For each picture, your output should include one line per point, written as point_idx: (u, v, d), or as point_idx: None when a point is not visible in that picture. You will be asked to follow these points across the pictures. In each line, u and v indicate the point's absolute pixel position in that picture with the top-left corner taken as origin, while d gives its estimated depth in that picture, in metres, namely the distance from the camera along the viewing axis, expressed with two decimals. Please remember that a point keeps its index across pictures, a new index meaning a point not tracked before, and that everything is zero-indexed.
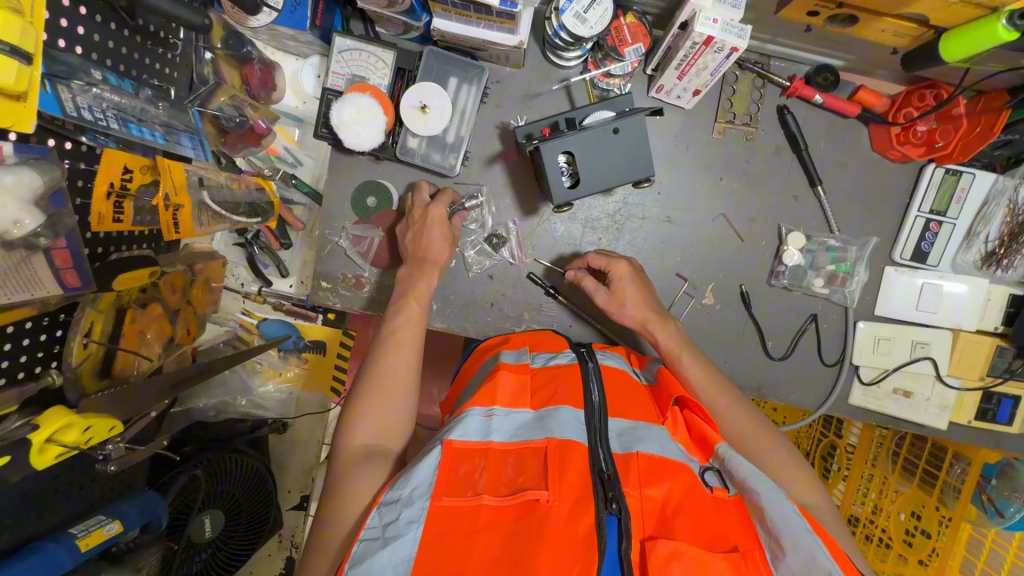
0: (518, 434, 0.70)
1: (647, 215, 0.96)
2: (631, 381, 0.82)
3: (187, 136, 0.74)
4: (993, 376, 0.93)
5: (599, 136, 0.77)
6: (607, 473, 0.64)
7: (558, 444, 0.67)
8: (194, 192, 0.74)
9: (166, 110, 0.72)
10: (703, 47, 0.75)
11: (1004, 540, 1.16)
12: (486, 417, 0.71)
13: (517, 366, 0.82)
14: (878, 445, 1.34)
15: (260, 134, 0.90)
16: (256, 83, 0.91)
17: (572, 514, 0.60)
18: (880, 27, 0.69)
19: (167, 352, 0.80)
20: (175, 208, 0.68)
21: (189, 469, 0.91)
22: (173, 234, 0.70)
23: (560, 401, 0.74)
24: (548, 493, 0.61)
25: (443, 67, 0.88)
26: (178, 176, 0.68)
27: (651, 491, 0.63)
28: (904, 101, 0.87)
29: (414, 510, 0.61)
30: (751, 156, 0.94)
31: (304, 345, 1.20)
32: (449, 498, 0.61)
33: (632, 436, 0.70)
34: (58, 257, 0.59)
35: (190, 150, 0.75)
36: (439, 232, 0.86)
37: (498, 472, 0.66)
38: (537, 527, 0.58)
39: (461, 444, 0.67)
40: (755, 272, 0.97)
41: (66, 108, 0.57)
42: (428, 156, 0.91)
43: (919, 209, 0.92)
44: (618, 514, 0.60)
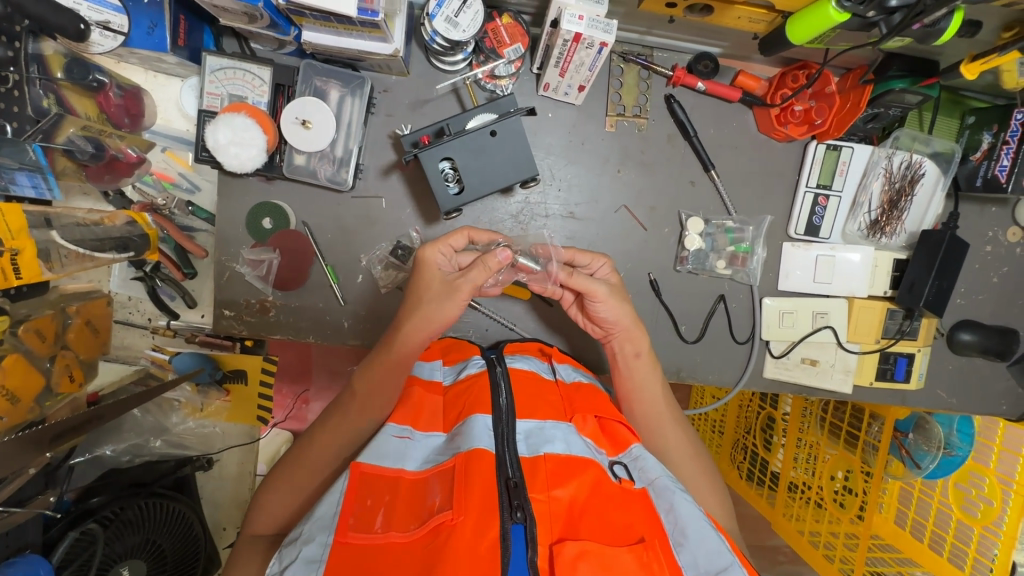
0: (429, 461, 0.71)
1: (550, 212, 0.96)
2: (542, 382, 0.83)
3: (24, 175, 0.76)
4: (887, 338, 0.96)
5: (479, 139, 0.75)
6: (514, 479, 0.65)
7: (464, 458, 0.66)
8: (43, 233, 0.69)
9: None
10: (574, 44, 0.76)
11: (930, 489, 1.25)
12: (402, 439, 0.73)
13: (430, 384, 0.85)
14: (808, 412, 1.39)
15: (132, 163, 0.93)
16: (116, 110, 0.87)
17: (476, 528, 0.59)
18: (735, 14, 0.71)
19: (44, 405, 0.74)
20: (12, 253, 0.64)
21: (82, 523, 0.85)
22: (13, 281, 0.65)
23: (467, 414, 0.74)
24: (453, 511, 0.61)
25: (324, 80, 0.85)
26: (14, 221, 0.64)
27: (558, 492, 0.64)
28: (780, 82, 0.90)
29: (313, 548, 0.61)
30: (644, 147, 0.96)
31: (222, 376, 1.16)
32: (355, 533, 0.61)
33: (539, 437, 0.71)
34: None
35: (27, 188, 0.77)
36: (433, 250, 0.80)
37: (410, 499, 0.66)
38: (441, 548, 0.57)
39: (370, 467, 0.68)
40: (662, 260, 0.98)
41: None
42: (320, 171, 0.89)
43: (807, 184, 0.96)
44: (524, 521, 0.61)
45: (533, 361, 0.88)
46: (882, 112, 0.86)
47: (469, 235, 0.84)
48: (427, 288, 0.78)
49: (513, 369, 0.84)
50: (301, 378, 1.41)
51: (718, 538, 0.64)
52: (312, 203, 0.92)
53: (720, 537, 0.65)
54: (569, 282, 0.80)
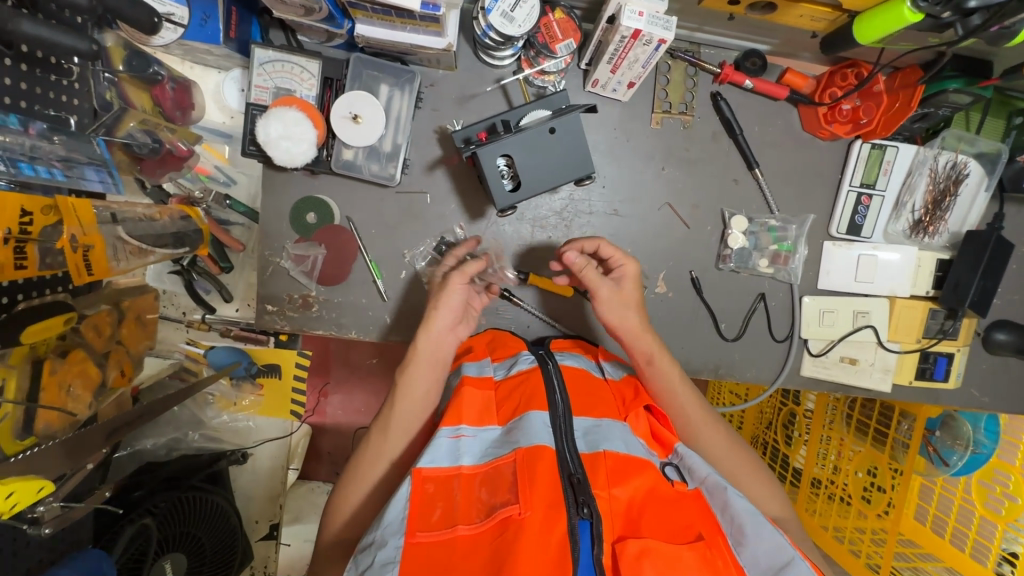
0: (487, 456, 0.70)
1: (594, 209, 0.96)
2: (594, 380, 0.83)
3: (92, 169, 0.72)
4: (928, 338, 0.97)
5: (536, 136, 0.74)
6: (577, 475, 0.65)
7: (526, 453, 0.66)
8: (108, 228, 0.69)
9: (64, 143, 0.69)
10: (631, 40, 0.76)
11: (951, 485, 1.25)
12: (455, 438, 0.71)
13: (481, 380, 0.81)
14: (833, 409, 1.40)
15: (181, 157, 0.88)
16: (169, 103, 0.85)
17: (544, 524, 0.60)
18: (798, 13, 0.70)
19: (98, 401, 0.74)
20: (85, 248, 0.63)
21: (136, 518, 0.85)
22: (85, 278, 0.65)
23: (524, 410, 0.74)
24: (519, 506, 0.61)
25: (373, 74, 0.84)
26: (85, 214, 0.63)
27: (619, 491, 0.65)
28: (829, 81, 0.90)
29: (389, 551, 0.61)
30: (689, 144, 0.95)
31: (257, 370, 1.14)
32: (423, 533, 0.62)
33: (598, 434, 0.71)
34: None
35: (95, 182, 0.73)
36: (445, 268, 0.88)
37: (471, 496, 0.66)
38: (512, 544, 0.58)
39: (431, 471, 0.67)
40: (703, 258, 0.99)
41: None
42: (366, 167, 0.88)
43: (850, 183, 0.96)
44: (590, 518, 0.61)
45: (583, 359, 0.88)
46: (932, 111, 0.86)
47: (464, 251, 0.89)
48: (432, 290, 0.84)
49: (565, 366, 0.84)
50: (320, 370, 1.41)
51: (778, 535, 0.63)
52: (356, 198, 0.92)
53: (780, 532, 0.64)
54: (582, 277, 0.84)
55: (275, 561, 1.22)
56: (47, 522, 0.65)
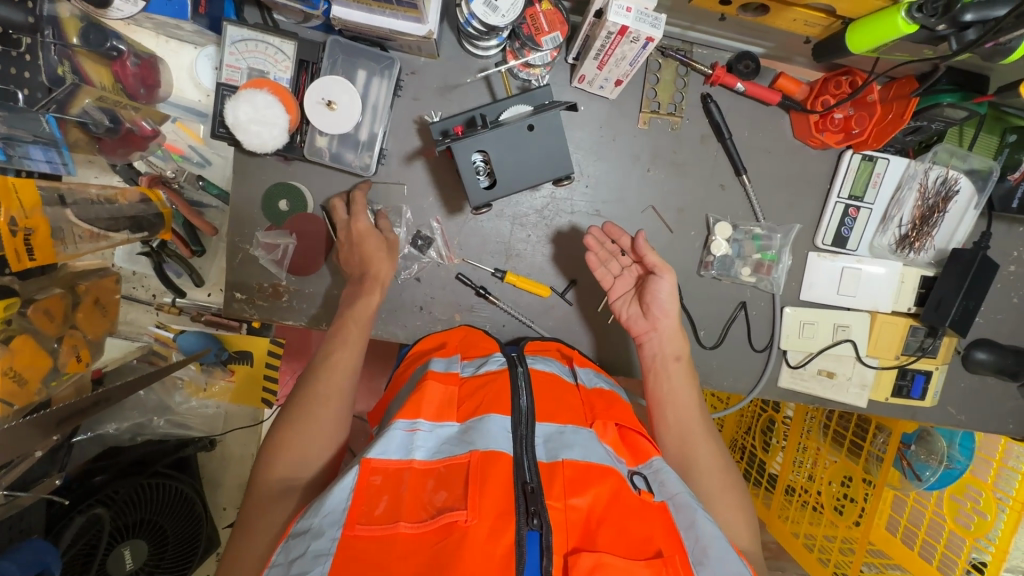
0: (441, 452, 0.68)
1: (576, 209, 0.93)
2: (563, 385, 0.82)
3: (37, 146, 0.72)
4: (908, 354, 0.96)
5: (515, 133, 0.71)
6: (531, 484, 0.64)
7: (481, 457, 0.65)
8: (56, 210, 0.67)
9: (8, 121, 0.66)
10: (618, 37, 0.73)
11: (924, 499, 1.26)
12: (410, 432, 0.69)
13: (446, 376, 0.80)
14: (812, 418, 1.39)
15: (146, 137, 0.88)
16: (132, 80, 0.83)
17: (491, 532, 0.58)
18: (792, 16, 0.67)
19: (52, 385, 0.71)
20: (28, 233, 0.61)
21: (88, 509, 0.84)
22: (27, 262, 0.63)
23: (485, 411, 0.73)
24: (467, 512, 0.59)
25: (351, 59, 0.81)
26: (27, 198, 0.62)
27: (576, 501, 0.63)
28: (823, 87, 0.87)
29: (323, 543, 0.58)
30: (676, 146, 0.93)
31: (228, 357, 1.13)
32: (363, 526, 0.59)
33: (559, 442, 0.70)
34: None
35: (43, 160, 0.74)
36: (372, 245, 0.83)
37: (419, 494, 0.64)
38: (454, 549, 0.56)
39: (380, 463, 0.65)
40: (685, 264, 0.97)
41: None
42: (342, 155, 0.85)
43: (838, 195, 0.94)
44: (540, 529, 0.59)
45: (555, 363, 0.86)
46: (925, 125, 0.84)
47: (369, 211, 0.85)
48: (372, 257, 0.83)
49: (534, 370, 0.83)
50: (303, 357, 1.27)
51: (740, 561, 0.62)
52: (331, 186, 0.89)
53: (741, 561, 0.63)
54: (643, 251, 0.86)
55: None
56: None
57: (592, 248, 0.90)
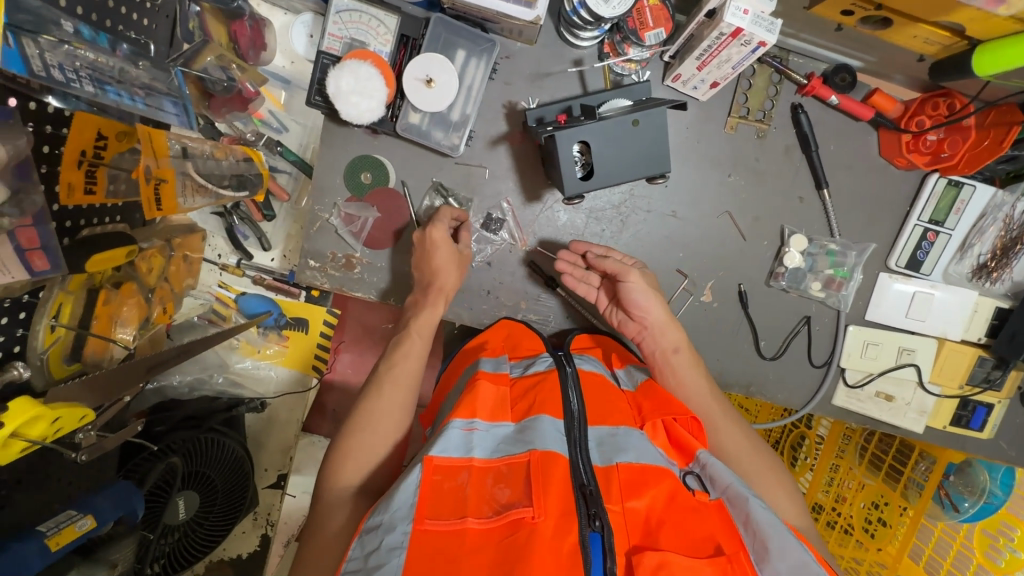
0: (499, 451, 0.70)
1: (653, 208, 0.93)
2: (608, 385, 0.82)
3: (169, 100, 0.65)
4: (972, 385, 0.95)
5: (618, 127, 0.71)
6: (590, 486, 0.65)
7: (541, 457, 0.66)
8: (178, 163, 0.67)
9: (146, 70, 0.64)
10: (729, 39, 0.72)
11: (952, 529, 1.24)
12: (467, 431, 0.70)
13: (496, 375, 0.81)
14: (846, 438, 1.39)
15: (248, 98, 0.83)
16: (244, 41, 0.83)
17: (555, 531, 0.60)
18: (913, 33, 0.67)
19: (141, 334, 0.73)
20: (159, 182, 0.62)
21: (166, 457, 0.89)
22: (155, 212, 0.63)
23: (539, 410, 0.74)
24: (532, 510, 0.61)
25: (452, 38, 0.81)
26: (160, 146, 0.61)
27: (634, 504, 0.64)
28: (918, 108, 0.86)
29: (397, 536, 0.60)
30: (760, 154, 0.92)
31: (285, 322, 1.15)
32: (432, 521, 0.61)
33: (612, 444, 0.71)
34: (24, 238, 0.52)
35: (173, 116, 0.65)
36: (445, 254, 0.84)
37: (482, 489, 0.65)
38: (523, 545, 0.58)
39: (443, 460, 0.66)
40: (755, 273, 0.96)
41: (34, 68, 0.47)
42: (431, 134, 0.85)
43: (918, 217, 0.93)
44: (601, 530, 0.61)
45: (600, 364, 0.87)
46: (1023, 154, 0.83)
47: (451, 214, 0.87)
48: (442, 265, 0.84)
49: (583, 370, 0.83)
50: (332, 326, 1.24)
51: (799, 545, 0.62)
52: (414, 163, 0.89)
53: (805, 548, 0.62)
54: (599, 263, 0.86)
55: (278, 510, 1.23)
56: (86, 448, 0.63)
57: (564, 272, 0.89)
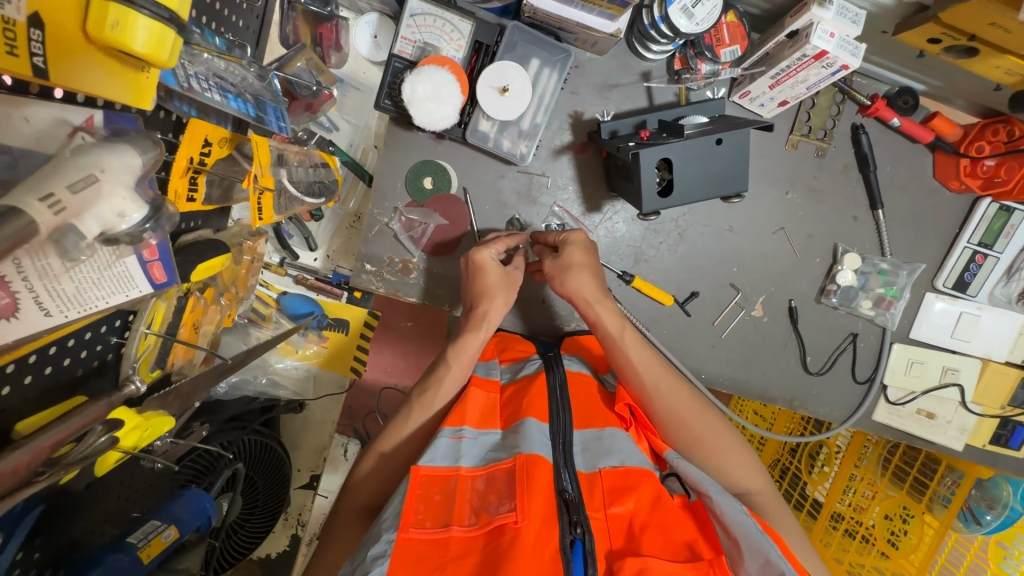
0: (487, 458, 0.70)
1: (710, 222, 0.94)
2: (596, 389, 0.83)
3: (271, 108, 0.64)
4: (1013, 406, 0.98)
5: (701, 147, 0.71)
6: (572, 494, 0.65)
7: (526, 460, 0.66)
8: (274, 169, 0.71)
9: (256, 76, 0.63)
10: (811, 61, 0.72)
11: (966, 541, 1.26)
12: (455, 439, 0.72)
13: (488, 381, 0.83)
14: (870, 450, 1.43)
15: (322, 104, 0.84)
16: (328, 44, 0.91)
17: (539, 537, 0.60)
18: (998, 64, 0.68)
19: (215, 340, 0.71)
20: (262, 192, 0.67)
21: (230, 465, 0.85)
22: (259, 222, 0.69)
23: (525, 414, 0.74)
24: (517, 514, 0.61)
25: (527, 46, 0.81)
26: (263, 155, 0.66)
27: (618, 509, 0.65)
28: (977, 133, 0.88)
29: (381, 545, 0.60)
30: (818, 172, 0.93)
31: (326, 324, 1.13)
32: (418, 529, 0.61)
33: (597, 449, 0.72)
34: (146, 251, 0.50)
35: (274, 123, 0.64)
36: (497, 279, 0.83)
37: (467, 496, 0.66)
38: (506, 551, 0.58)
39: (430, 470, 0.67)
40: (806, 289, 0.97)
41: (179, 78, 0.49)
42: (498, 141, 0.85)
43: (968, 240, 0.95)
44: (583, 538, 0.61)
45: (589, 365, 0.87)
46: None
47: (507, 245, 0.85)
48: (492, 289, 0.83)
49: (573, 372, 0.83)
50: None
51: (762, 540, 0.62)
52: (477, 170, 0.89)
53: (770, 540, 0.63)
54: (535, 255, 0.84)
55: (310, 510, 1.22)
56: (159, 455, 0.63)
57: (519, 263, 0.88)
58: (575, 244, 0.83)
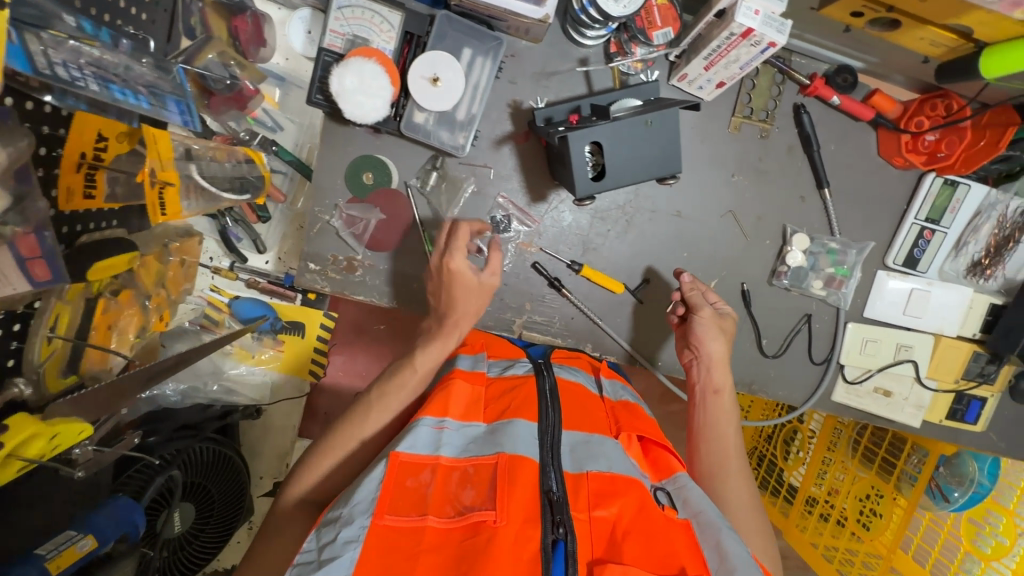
0: (468, 451, 0.68)
1: (658, 208, 0.93)
2: (587, 396, 0.83)
3: (173, 100, 0.63)
4: (967, 379, 0.98)
5: (631, 127, 0.70)
6: (556, 494, 0.63)
7: (509, 459, 0.65)
8: (182, 165, 0.70)
9: (150, 67, 0.61)
10: (739, 39, 0.71)
11: (940, 519, 1.26)
12: (437, 429, 0.70)
13: (473, 375, 0.82)
14: (839, 432, 1.41)
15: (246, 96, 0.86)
16: (246, 36, 0.85)
17: (517, 537, 0.58)
18: (920, 35, 0.67)
19: (140, 339, 0.72)
20: (164, 186, 0.65)
21: (166, 470, 0.84)
22: (159, 218, 0.66)
23: (513, 414, 0.73)
24: (496, 513, 0.59)
25: (458, 36, 0.80)
26: (164, 150, 0.64)
27: (602, 512, 0.63)
28: (917, 108, 0.88)
29: (353, 530, 0.58)
30: (763, 154, 0.93)
31: (281, 326, 1.12)
32: (393, 517, 0.60)
33: (585, 452, 0.70)
34: (24, 247, 0.50)
35: (177, 116, 0.64)
36: (462, 259, 0.80)
37: (447, 491, 0.64)
38: (482, 549, 0.56)
39: (409, 457, 0.65)
40: (757, 272, 0.97)
41: (37, 65, 0.44)
42: (435, 134, 0.84)
43: (916, 216, 0.95)
44: (565, 538, 0.58)
45: (580, 374, 0.89)
46: (1017, 154, 0.85)
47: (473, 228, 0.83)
48: (468, 281, 0.82)
49: (561, 378, 0.85)
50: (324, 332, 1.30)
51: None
52: (418, 164, 0.87)
53: None
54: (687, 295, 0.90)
55: None
56: (81, 463, 0.62)
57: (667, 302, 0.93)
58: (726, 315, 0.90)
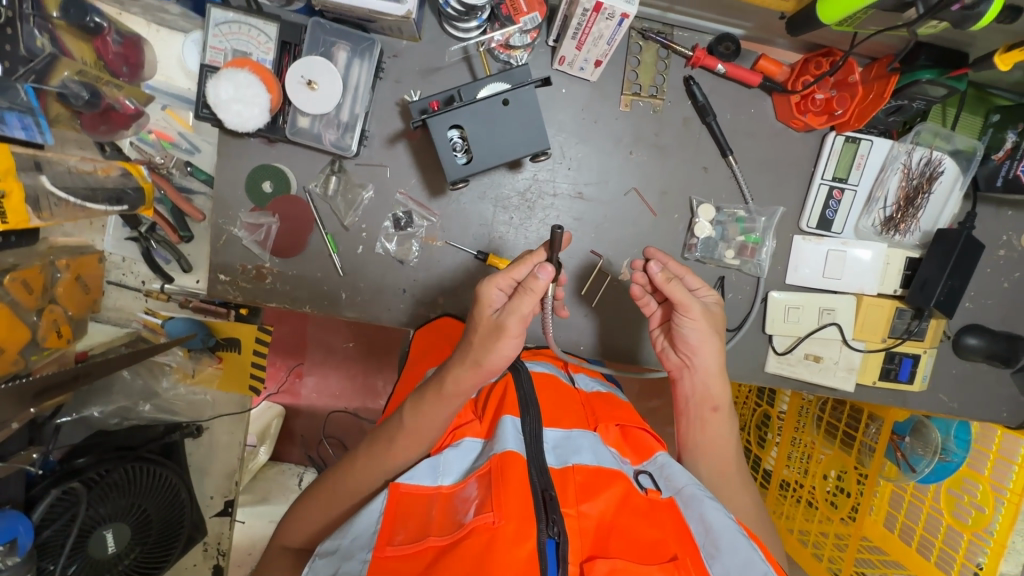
0: (466, 472, 0.68)
1: (558, 191, 0.94)
2: (563, 385, 0.82)
3: (13, 115, 0.76)
4: (894, 337, 0.96)
5: (489, 108, 0.75)
6: (550, 489, 0.60)
7: (500, 459, 0.63)
8: (31, 176, 0.77)
9: None
10: (593, 14, 0.73)
11: (921, 492, 1.18)
12: (433, 457, 0.70)
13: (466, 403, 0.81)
14: (805, 411, 1.37)
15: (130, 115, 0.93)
16: (114, 58, 0.89)
17: (517, 534, 0.56)
18: None
19: (32, 358, 0.82)
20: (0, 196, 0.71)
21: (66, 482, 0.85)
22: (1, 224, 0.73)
23: (501, 415, 0.72)
24: (494, 514, 0.57)
25: (332, 41, 0.82)
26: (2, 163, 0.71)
27: (588, 506, 0.61)
28: (802, 68, 0.87)
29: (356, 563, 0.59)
30: (659, 129, 0.93)
31: (215, 343, 1.10)
32: (394, 547, 0.59)
33: (567, 447, 0.68)
34: None
35: (19, 129, 0.77)
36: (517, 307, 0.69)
37: (447, 511, 0.63)
38: (483, 556, 0.54)
39: (409, 487, 0.66)
40: (669, 246, 0.96)
41: None
42: (324, 136, 0.86)
43: (822, 176, 0.94)
44: (558, 536, 0.56)
45: (550, 364, 0.87)
46: (906, 103, 0.83)
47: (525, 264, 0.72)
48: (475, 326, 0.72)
49: (536, 373, 0.83)
50: (294, 352, 1.53)
51: (749, 545, 0.59)
52: (315, 168, 0.90)
53: (756, 548, 0.60)
54: (665, 287, 0.80)
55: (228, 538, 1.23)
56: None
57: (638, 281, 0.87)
58: (711, 303, 0.86)
